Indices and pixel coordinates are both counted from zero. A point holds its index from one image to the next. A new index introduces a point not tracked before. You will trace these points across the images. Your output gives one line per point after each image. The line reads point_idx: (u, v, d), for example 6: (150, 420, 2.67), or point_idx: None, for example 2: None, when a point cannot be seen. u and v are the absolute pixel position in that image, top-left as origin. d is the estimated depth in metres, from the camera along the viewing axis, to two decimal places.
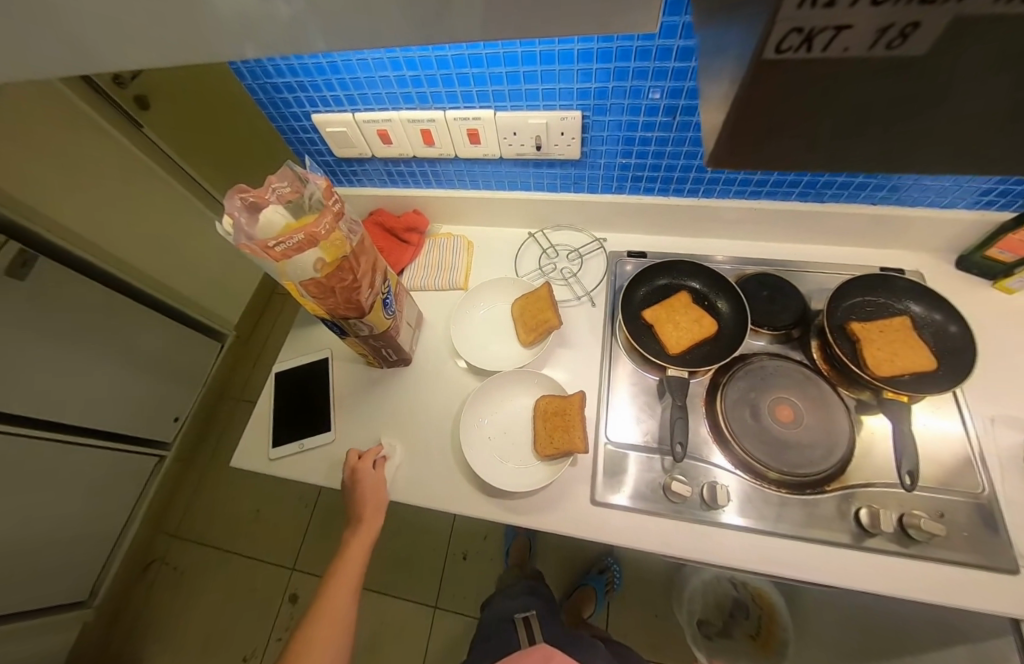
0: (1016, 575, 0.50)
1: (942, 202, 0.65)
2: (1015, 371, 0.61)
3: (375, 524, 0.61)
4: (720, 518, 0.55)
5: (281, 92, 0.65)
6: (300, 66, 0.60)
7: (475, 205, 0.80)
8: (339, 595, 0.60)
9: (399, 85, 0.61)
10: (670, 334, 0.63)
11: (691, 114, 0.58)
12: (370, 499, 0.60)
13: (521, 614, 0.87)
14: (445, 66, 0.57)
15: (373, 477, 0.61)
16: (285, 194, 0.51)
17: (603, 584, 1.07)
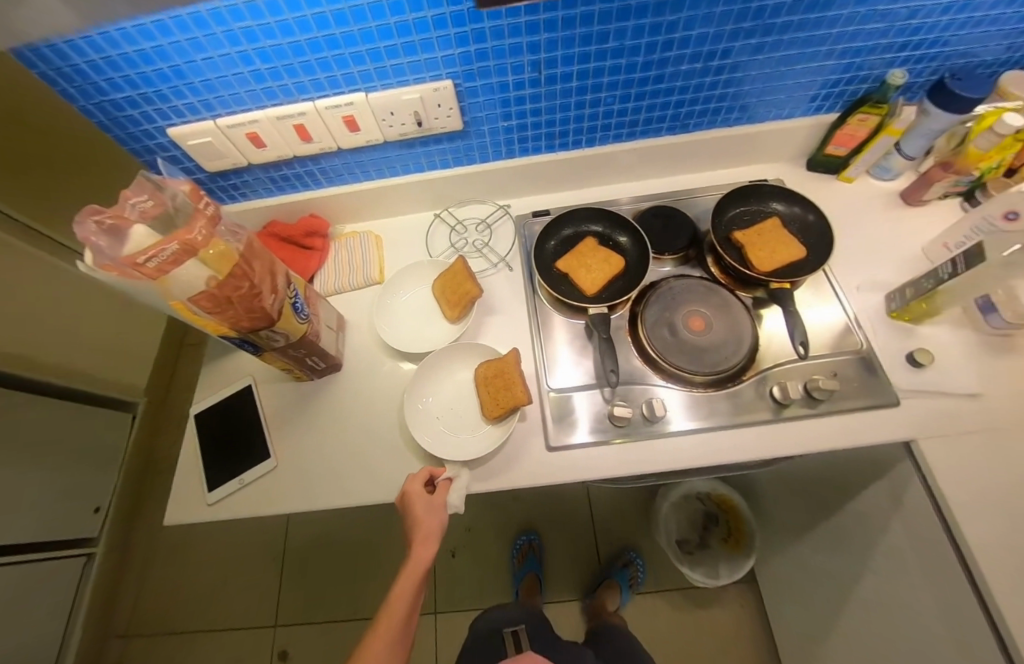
0: (898, 405, 0.60)
1: (783, 113, 0.74)
2: (865, 244, 0.72)
3: (426, 553, 0.55)
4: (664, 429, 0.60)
5: (125, 108, 0.59)
6: (139, 76, 0.55)
7: (374, 196, 0.78)
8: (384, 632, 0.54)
9: (257, 80, 0.58)
10: (584, 278, 0.67)
11: (554, 66, 0.61)
12: (423, 529, 0.54)
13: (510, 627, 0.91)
14: (300, 53, 0.54)
15: (428, 503, 0.55)
16: (147, 209, 0.45)
17: (626, 578, 1.11)
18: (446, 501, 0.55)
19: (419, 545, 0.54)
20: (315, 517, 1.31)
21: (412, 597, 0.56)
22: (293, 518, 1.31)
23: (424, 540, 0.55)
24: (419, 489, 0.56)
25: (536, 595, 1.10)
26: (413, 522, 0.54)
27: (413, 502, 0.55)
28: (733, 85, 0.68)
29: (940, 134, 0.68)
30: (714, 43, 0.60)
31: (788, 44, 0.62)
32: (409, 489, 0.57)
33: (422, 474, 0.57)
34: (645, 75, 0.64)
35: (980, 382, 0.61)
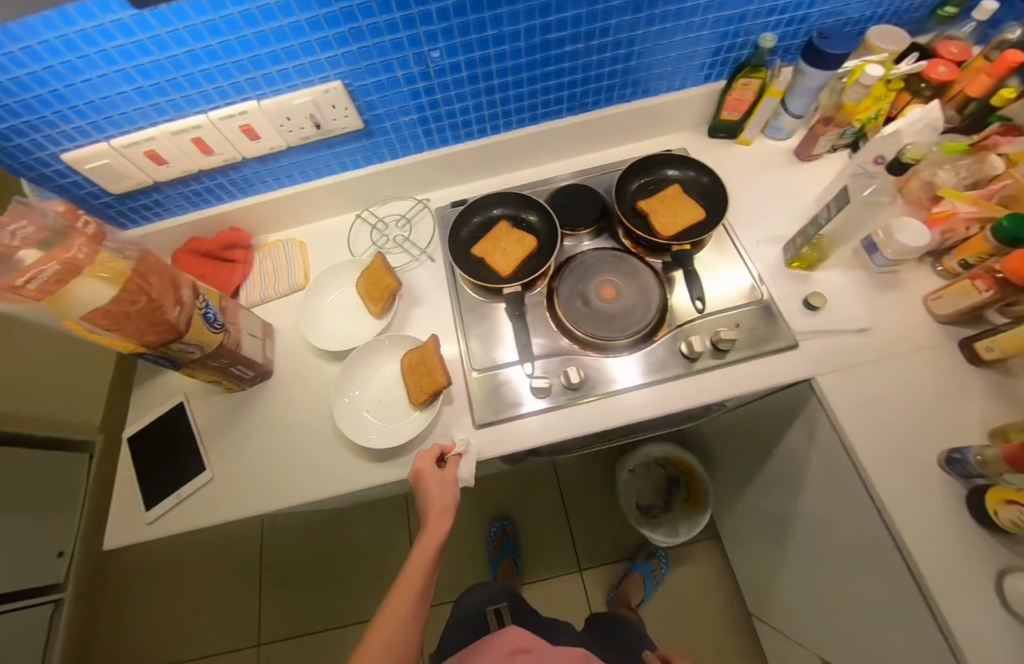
0: (796, 346, 0.64)
1: (675, 84, 0.77)
2: (762, 200, 0.76)
3: (443, 524, 0.53)
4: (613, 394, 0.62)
5: (10, 138, 0.58)
6: (18, 104, 0.54)
7: (291, 203, 0.79)
8: (395, 606, 0.48)
9: (143, 98, 0.58)
10: (500, 261, 0.69)
11: (440, 58, 0.63)
12: (439, 500, 0.54)
13: (492, 606, 0.93)
14: (181, 67, 0.55)
15: (440, 475, 0.56)
16: (28, 234, 0.44)
17: (649, 569, 1.15)
18: (458, 473, 0.56)
19: (434, 518, 0.53)
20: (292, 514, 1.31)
21: (427, 572, 0.51)
22: (269, 517, 1.31)
23: (438, 515, 0.54)
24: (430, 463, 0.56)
25: (513, 577, 1.14)
26: (427, 495, 0.54)
27: (426, 476, 0.56)
28: (620, 62, 0.71)
29: (819, 90, 0.73)
30: (592, 23, 0.63)
31: (661, 18, 0.65)
32: (421, 467, 0.57)
33: (432, 450, 0.58)
34: (531, 59, 0.67)
35: (869, 316, 0.65)
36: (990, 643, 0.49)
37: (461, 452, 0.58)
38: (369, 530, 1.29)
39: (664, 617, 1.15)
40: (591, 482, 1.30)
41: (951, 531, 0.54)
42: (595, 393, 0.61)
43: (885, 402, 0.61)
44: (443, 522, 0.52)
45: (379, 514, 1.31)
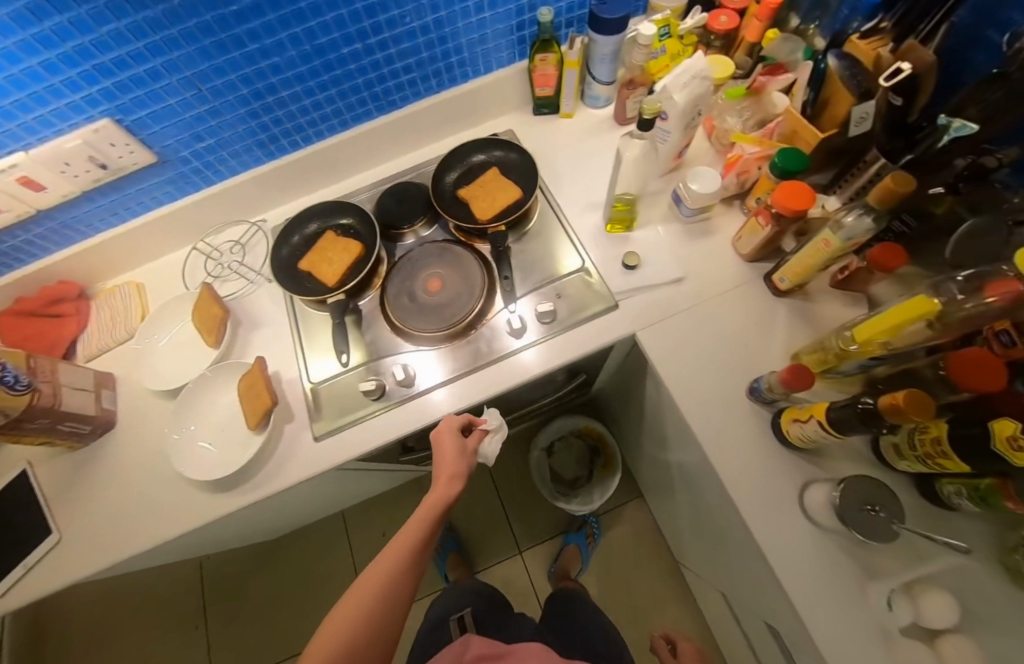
0: (615, 307, 0.66)
1: (480, 69, 0.78)
2: (583, 169, 0.78)
3: (448, 491, 0.53)
4: (514, 354, 0.65)
5: None
6: None
7: (117, 248, 0.76)
8: (385, 559, 0.47)
9: None
10: (327, 272, 0.69)
11: (210, 79, 0.61)
12: (453, 463, 0.55)
13: (456, 615, 0.94)
14: None
15: (453, 441, 0.56)
16: None
17: (583, 538, 1.18)
18: (478, 444, 0.56)
19: (441, 485, 0.53)
20: (229, 553, 1.29)
21: (427, 530, 0.50)
22: (205, 558, 1.28)
23: (447, 480, 0.54)
24: (457, 424, 0.58)
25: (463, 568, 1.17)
26: (440, 457, 0.55)
27: (444, 438, 0.57)
28: (408, 56, 0.71)
29: (618, 56, 0.74)
30: (358, 23, 0.63)
31: (431, 7, 0.65)
32: (442, 427, 0.58)
33: (461, 415, 0.60)
34: (310, 67, 0.66)
35: (682, 267, 0.68)
36: (794, 552, 0.53)
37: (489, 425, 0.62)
38: (311, 556, 1.28)
39: (606, 582, 1.19)
40: (521, 466, 1.33)
41: (760, 456, 0.58)
42: (494, 356, 0.64)
43: (700, 346, 0.64)
44: (449, 489, 0.52)
45: (318, 540, 1.29)
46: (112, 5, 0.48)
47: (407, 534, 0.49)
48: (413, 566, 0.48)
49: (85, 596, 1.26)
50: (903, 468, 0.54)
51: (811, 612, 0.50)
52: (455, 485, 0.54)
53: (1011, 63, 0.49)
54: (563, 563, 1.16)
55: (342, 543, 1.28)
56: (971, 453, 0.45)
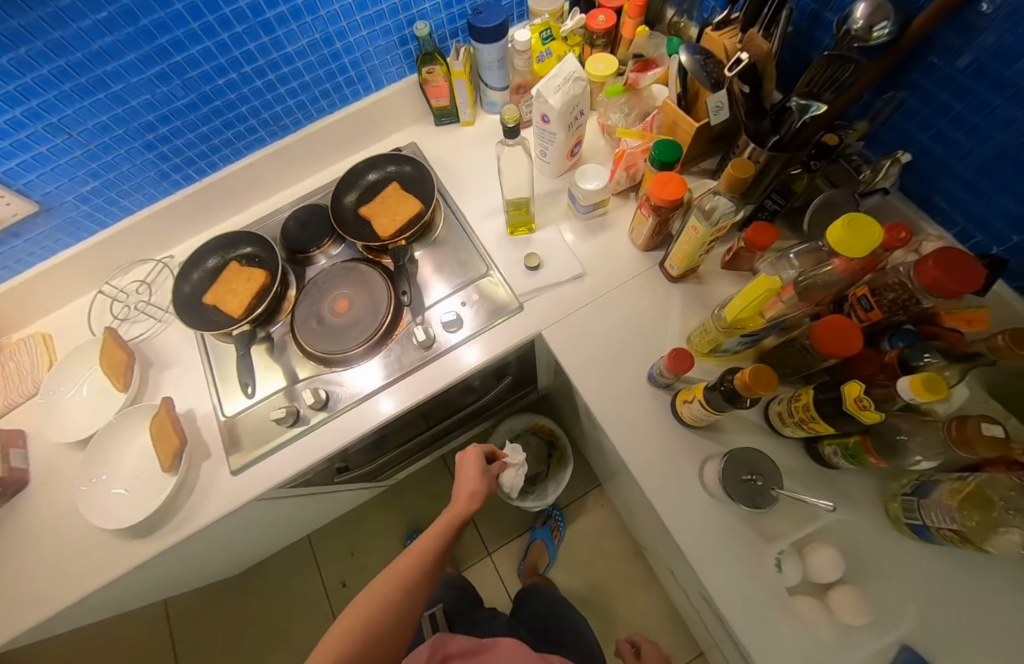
0: (520, 309, 0.68)
1: (370, 85, 0.79)
2: (483, 175, 0.79)
3: (467, 508, 0.61)
4: (452, 351, 0.66)
5: None
6: None
7: (15, 300, 0.74)
8: (404, 564, 0.54)
9: None
10: (231, 303, 0.68)
11: (80, 123, 0.60)
12: (474, 483, 0.65)
13: (428, 612, 0.91)
14: None
15: (472, 466, 0.66)
16: None
17: (548, 533, 1.20)
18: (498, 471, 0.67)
19: (461, 503, 0.62)
20: (196, 592, 1.26)
21: (445, 540, 0.58)
22: (171, 601, 1.26)
23: (468, 499, 0.62)
24: (481, 452, 0.68)
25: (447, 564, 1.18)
26: (462, 477, 0.65)
27: (468, 460, 0.67)
28: (291, 81, 0.71)
29: (504, 62, 0.76)
30: (228, 54, 0.62)
31: (304, 31, 0.65)
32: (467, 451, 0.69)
33: (490, 449, 0.72)
34: (189, 101, 0.65)
35: (582, 263, 0.70)
36: (701, 528, 0.55)
37: (509, 459, 0.72)
38: (280, 586, 1.26)
39: (576, 573, 1.21)
40: None
41: (663, 439, 0.60)
42: (438, 351, 0.66)
43: (602, 338, 0.66)
44: (468, 508, 0.61)
45: (286, 568, 1.28)
46: None
47: (427, 543, 0.57)
48: (429, 572, 0.55)
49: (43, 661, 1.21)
50: (789, 433, 0.57)
51: (717, 579, 0.52)
52: (473, 503, 0.63)
53: (840, 45, 0.53)
54: (531, 560, 1.17)
55: (311, 568, 1.27)
56: (833, 414, 0.48)
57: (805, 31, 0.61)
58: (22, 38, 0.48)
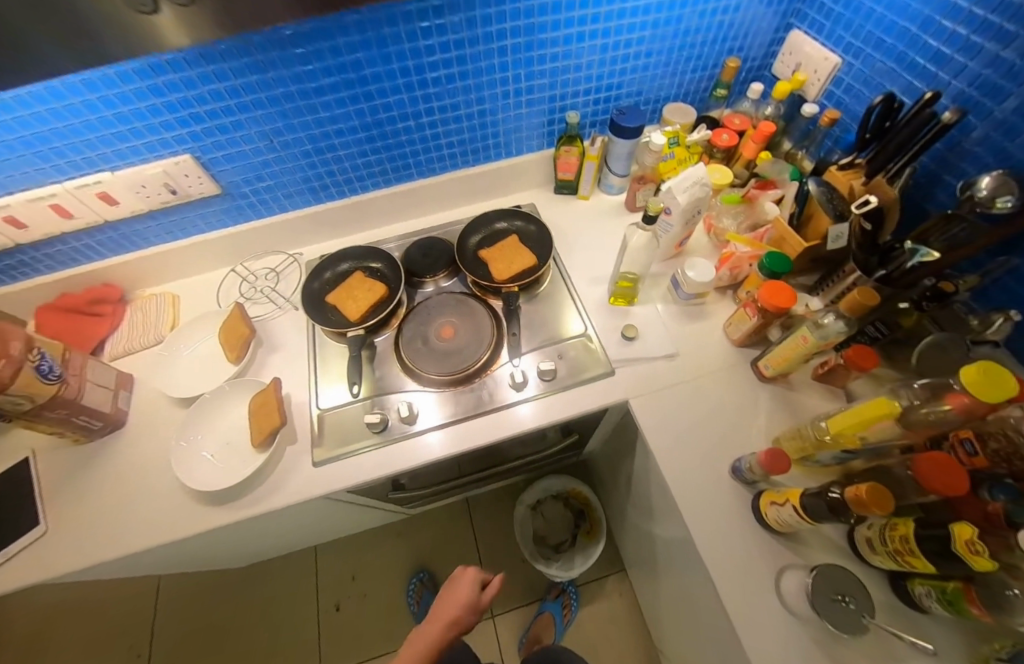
0: (612, 373, 0.71)
1: (513, 150, 0.90)
2: (593, 246, 0.87)
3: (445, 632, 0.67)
4: (508, 407, 0.69)
5: None
6: None
7: (165, 260, 0.84)
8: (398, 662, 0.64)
9: (11, 150, 0.61)
10: (350, 307, 0.75)
11: (282, 134, 0.73)
12: (451, 613, 0.68)
13: None
14: (47, 124, 0.60)
15: (461, 585, 0.71)
16: None
17: (559, 607, 1.13)
18: (482, 601, 0.71)
19: (441, 613, 0.69)
20: (191, 575, 1.24)
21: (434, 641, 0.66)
22: (164, 579, 1.23)
23: (447, 625, 0.67)
24: (475, 578, 0.72)
25: None
26: (450, 594, 0.71)
27: (459, 581, 0.72)
28: (454, 134, 0.83)
29: (632, 155, 0.86)
30: (414, 105, 0.76)
31: (479, 99, 0.78)
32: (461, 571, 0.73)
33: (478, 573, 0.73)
34: (369, 133, 0.78)
35: (676, 344, 0.74)
36: (773, 642, 0.52)
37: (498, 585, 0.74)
38: (272, 590, 1.23)
39: None
40: (504, 517, 1.31)
41: (739, 535, 0.59)
42: (494, 405, 0.69)
43: (688, 420, 0.68)
44: (443, 636, 0.66)
45: (286, 572, 1.25)
46: (218, 71, 0.61)
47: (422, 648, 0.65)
48: None
49: (29, 604, 1.21)
50: (876, 562, 0.56)
51: None
52: (453, 629, 0.67)
53: (959, 207, 0.57)
54: (536, 633, 1.09)
55: (309, 579, 1.24)
56: (938, 553, 0.47)
57: (924, 185, 0.67)
58: (274, 65, 0.63)
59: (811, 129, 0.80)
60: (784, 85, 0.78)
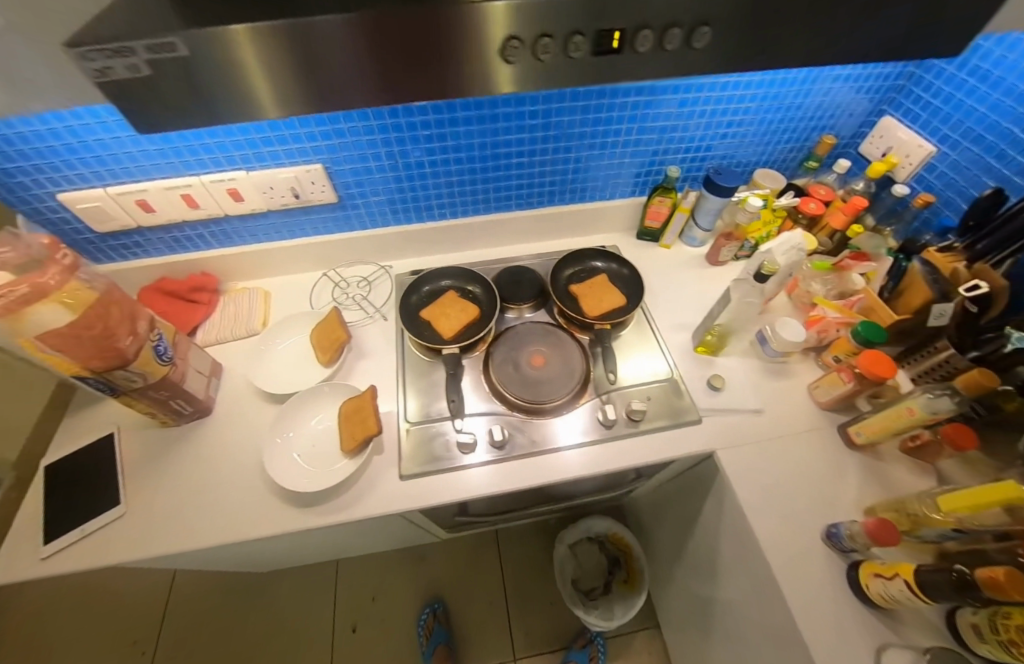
0: (699, 422, 0.72)
1: (607, 194, 0.94)
2: (676, 294, 0.89)
3: None
4: (557, 451, 0.68)
5: (30, 158, 0.63)
6: (46, 130, 0.60)
7: (266, 258, 0.88)
8: None
9: (167, 141, 0.66)
10: (444, 325, 0.77)
11: (408, 155, 0.77)
12: None
13: None
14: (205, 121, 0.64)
15: None
16: (54, 268, 0.51)
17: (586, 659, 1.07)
18: None
19: None
20: (210, 573, 1.23)
21: None
22: (181, 573, 1.22)
23: None
24: None
25: None
26: None
27: None
28: (558, 173, 0.88)
29: (720, 212, 0.90)
30: (531, 143, 0.80)
31: (589, 144, 0.83)
32: None
33: None
34: (485, 164, 0.82)
35: (761, 400, 0.75)
36: None
37: None
38: (290, 601, 1.20)
39: None
40: (533, 555, 1.28)
41: (830, 602, 0.58)
42: (549, 446, 0.68)
43: (774, 477, 0.67)
44: None
45: (306, 584, 1.22)
46: None
47: None
48: None
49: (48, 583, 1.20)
50: (982, 652, 0.53)
51: None
52: None
53: None
54: None
55: (328, 594, 1.21)
56: None
57: None
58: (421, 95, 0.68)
59: (898, 209, 0.83)
60: (879, 167, 0.81)
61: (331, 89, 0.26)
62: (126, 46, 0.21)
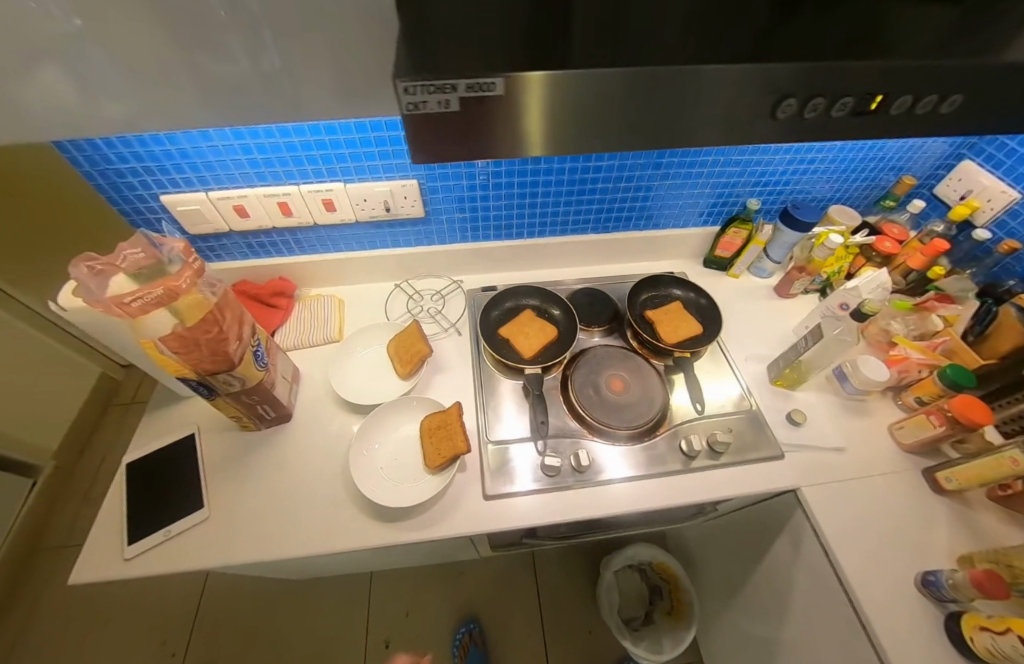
0: (782, 457, 0.71)
1: (680, 222, 0.95)
2: (747, 324, 0.89)
3: None
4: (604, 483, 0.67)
5: (144, 160, 0.65)
6: (167, 136, 0.62)
7: (343, 267, 0.89)
8: None
9: (275, 150, 0.67)
10: (524, 343, 0.78)
11: (500, 176, 0.78)
12: None
13: None
14: (317, 133, 0.65)
15: None
16: (186, 274, 0.52)
17: None
18: None
19: None
20: (243, 578, 1.22)
21: None
22: (214, 575, 1.21)
23: None
24: None
25: None
26: None
27: None
28: (636, 200, 0.88)
29: (793, 246, 0.91)
30: (618, 171, 0.81)
31: (673, 174, 0.83)
32: None
33: None
34: (570, 188, 0.83)
35: (843, 438, 0.74)
36: None
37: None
38: (323, 612, 1.18)
39: None
40: (570, 579, 1.25)
41: (926, 657, 0.57)
42: (636, 474, 0.68)
43: (862, 519, 0.66)
44: None
45: (339, 595, 1.20)
46: None
47: None
48: None
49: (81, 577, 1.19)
50: None
51: None
52: None
53: None
54: None
55: (361, 607, 1.19)
56: None
57: None
58: None
59: (980, 255, 0.85)
60: (960, 210, 0.82)
61: (556, 137, 0.28)
62: (450, 83, 0.24)
